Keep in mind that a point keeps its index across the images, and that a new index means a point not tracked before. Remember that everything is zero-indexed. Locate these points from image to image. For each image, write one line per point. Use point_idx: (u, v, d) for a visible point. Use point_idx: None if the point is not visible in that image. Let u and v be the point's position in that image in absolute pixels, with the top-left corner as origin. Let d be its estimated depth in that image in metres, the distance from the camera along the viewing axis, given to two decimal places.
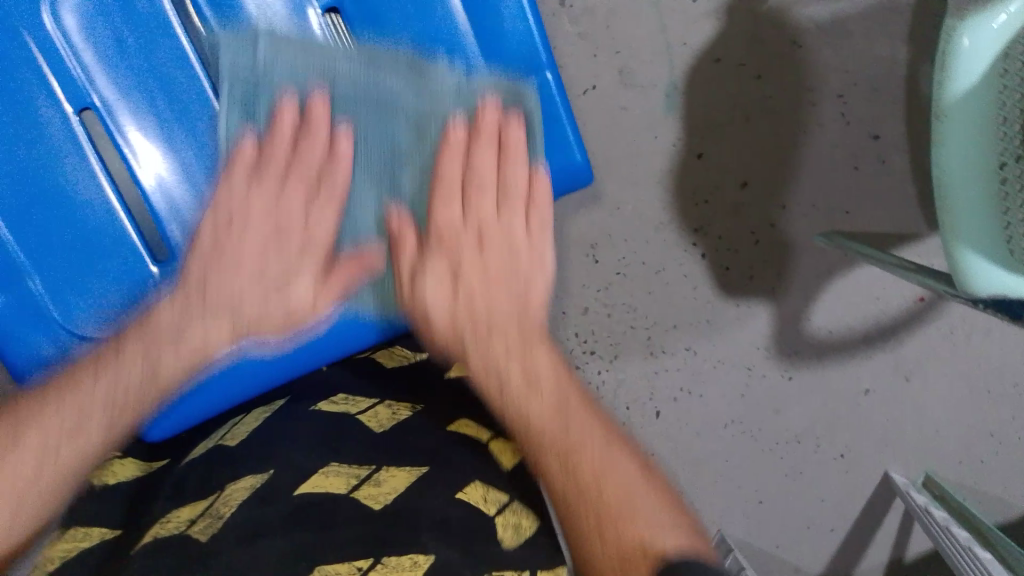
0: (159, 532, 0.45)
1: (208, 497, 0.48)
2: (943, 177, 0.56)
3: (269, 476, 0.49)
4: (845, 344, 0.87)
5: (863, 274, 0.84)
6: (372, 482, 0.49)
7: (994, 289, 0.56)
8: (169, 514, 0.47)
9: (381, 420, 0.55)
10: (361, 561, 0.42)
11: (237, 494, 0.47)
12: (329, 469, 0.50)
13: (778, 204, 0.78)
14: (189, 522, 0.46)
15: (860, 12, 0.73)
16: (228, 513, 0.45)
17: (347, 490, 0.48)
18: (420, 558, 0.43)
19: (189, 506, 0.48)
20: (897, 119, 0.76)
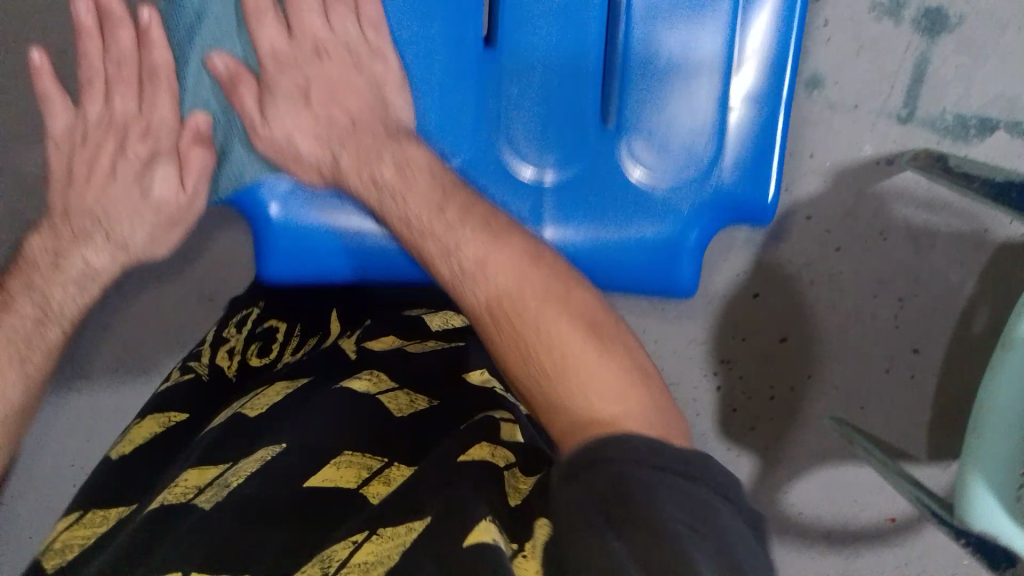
0: (169, 499, 0.52)
1: (220, 466, 0.54)
2: (986, 405, 0.57)
3: (280, 448, 0.54)
4: (807, 533, 0.87)
5: (854, 470, 0.83)
6: (380, 478, 0.51)
7: (985, 526, 0.58)
8: (179, 477, 0.54)
9: (401, 408, 0.58)
10: (356, 535, 0.45)
11: (247, 467, 0.53)
12: (343, 458, 0.53)
13: (805, 373, 0.80)
14: (198, 490, 0.52)
15: (948, 232, 0.75)
16: (234, 484, 0.51)
17: (356, 484, 0.51)
18: (416, 523, 0.44)
19: (199, 471, 0.54)
20: (939, 343, 0.78)
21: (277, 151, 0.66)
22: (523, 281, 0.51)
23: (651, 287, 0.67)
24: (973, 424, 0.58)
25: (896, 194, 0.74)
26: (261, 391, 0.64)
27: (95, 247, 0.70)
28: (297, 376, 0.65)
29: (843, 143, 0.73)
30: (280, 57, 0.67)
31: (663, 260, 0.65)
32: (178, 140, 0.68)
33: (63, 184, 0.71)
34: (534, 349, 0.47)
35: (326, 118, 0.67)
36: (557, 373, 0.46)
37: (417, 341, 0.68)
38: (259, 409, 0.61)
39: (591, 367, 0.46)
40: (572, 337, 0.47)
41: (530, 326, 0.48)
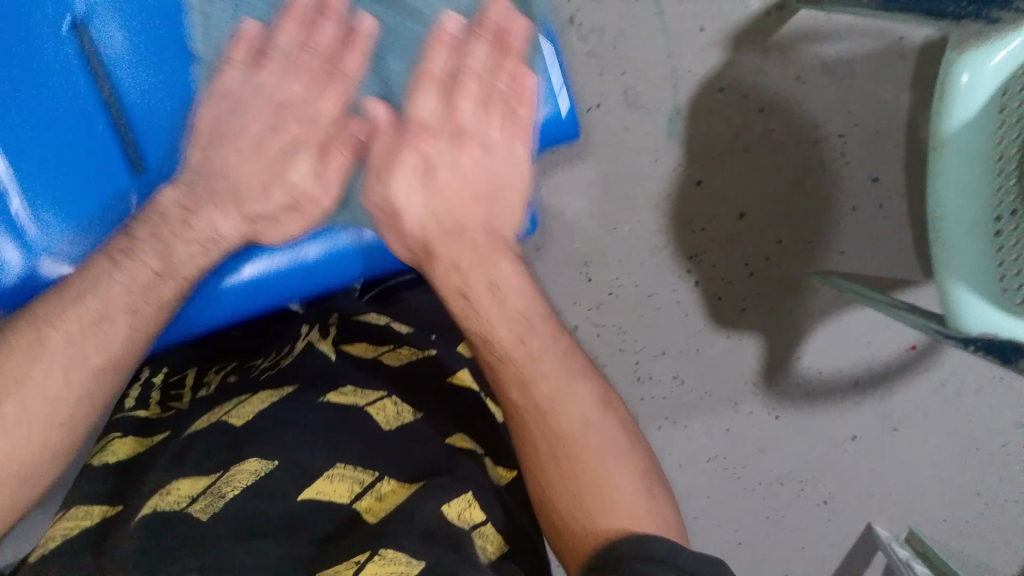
0: (157, 505, 0.45)
1: (212, 474, 0.48)
2: (939, 212, 0.56)
3: (274, 464, 0.48)
4: (835, 387, 0.87)
5: (857, 318, 0.83)
6: (372, 496, 0.48)
7: (981, 326, 0.57)
8: (168, 486, 0.47)
9: (388, 420, 0.55)
10: (357, 556, 0.42)
11: (242, 475, 0.47)
12: (335, 470, 0.49)
13: (773, 238, 0.79)
14: (190, 500, 0.46)
15: (865, 53, 0.73)
16: (231, 494, 0.46)
17: (350, 501, 0.48)
18: (414, 559, 0.43)
19: (190, 480, 0.48)
20: (895, 164, 0.78)
21: (382, 210, 0.48)
22: (566, 389, 0.47)
23: None
24: (936, 234, 0.57)
25: (801, 32, 0.72)
26: (246, 398, 0.56)
27: (225, 211, 0.47)
28: (279, 385, 0.58)
29: (732, 4, 0.70)
30: (431, 138, 0.48)
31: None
32: (489, 252, 0.50)
33: (208, 143, 0.47)
34: (577, 483, 0.45)
35: (444, 205, 0.49)
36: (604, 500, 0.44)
37: (389, 345, 0.64)
38: (247, 416, 0.54)
39: (632, 507, 0.44)
40: (619, 470, 0.45)
41: (572, 456, 0.46)
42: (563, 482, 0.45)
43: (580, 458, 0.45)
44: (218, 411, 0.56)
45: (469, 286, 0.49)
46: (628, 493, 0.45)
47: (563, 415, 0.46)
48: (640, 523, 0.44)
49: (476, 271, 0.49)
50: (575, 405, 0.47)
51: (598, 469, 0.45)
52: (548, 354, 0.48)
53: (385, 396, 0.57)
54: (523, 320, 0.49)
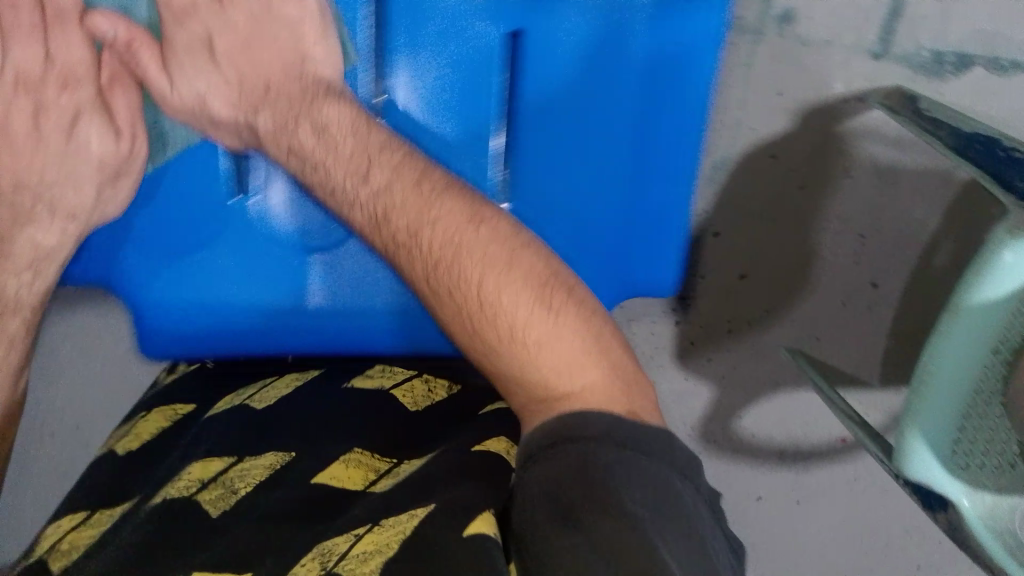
0: (174, 493, 0.61)
1: (226, 459, 0.63)
2: (930, 367, 0.58)
3: (290, 458, 0.63)
4: (760, 450, 0.91)
5: (804, 398, 0.86)
6: (387, 474, 0.59)
7: (922, 476, 0.61)
8: (183, 471, 0.62)
9: (383, 482, 0.58)
10: (359, 528, 0.52)
11: (255, 470, 0.61)
12: (352, 458, 0.61)
13: (763, 306, 0.80)
14: (200, 485, 0.61)
15: (915, 168, 0.73)
16: (241, 490, 0.60)
17: (362, 483, 0.59)
18: (420, 509, 0.51)
19: (204, 465, 0.63)
20: (899, 276, 0.78)
21: (185, 110, 0.64)
22: (490, 258, 0.56)
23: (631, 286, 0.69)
24: (916, 383, 0.59)
25: (870, 131, 0.72)
26: (273, 382, 0.72)
27: (44, 226, 0.63)
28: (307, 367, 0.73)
29: (815, 79, 0.70)
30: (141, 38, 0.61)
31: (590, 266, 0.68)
32: (308, 98, 0.62)
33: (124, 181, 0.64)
34: (499, 330, 0.54)
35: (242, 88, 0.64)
36: (532, 354, 0.54)
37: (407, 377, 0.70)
38: (269, 400, 0.69)
39: (567, 361, 0.54)
40: (560, 324, 0.54)
41: (496, 310, 0.54)
42: (485, 321, 0.55)
43: (530, 348, 0.54)
44: (241, 394, 0.71)
45: (296, 143, 0.63)
46: (560, 360, 0.54)
47: (502, 304, 0.54)
48: (578, 380, 0.53)
49: (300, 131, 0.62)
50: (475, 265, 0.55)
51: (521, 330, 0.54)
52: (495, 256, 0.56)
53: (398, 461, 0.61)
54: (362, 159, 0.60)
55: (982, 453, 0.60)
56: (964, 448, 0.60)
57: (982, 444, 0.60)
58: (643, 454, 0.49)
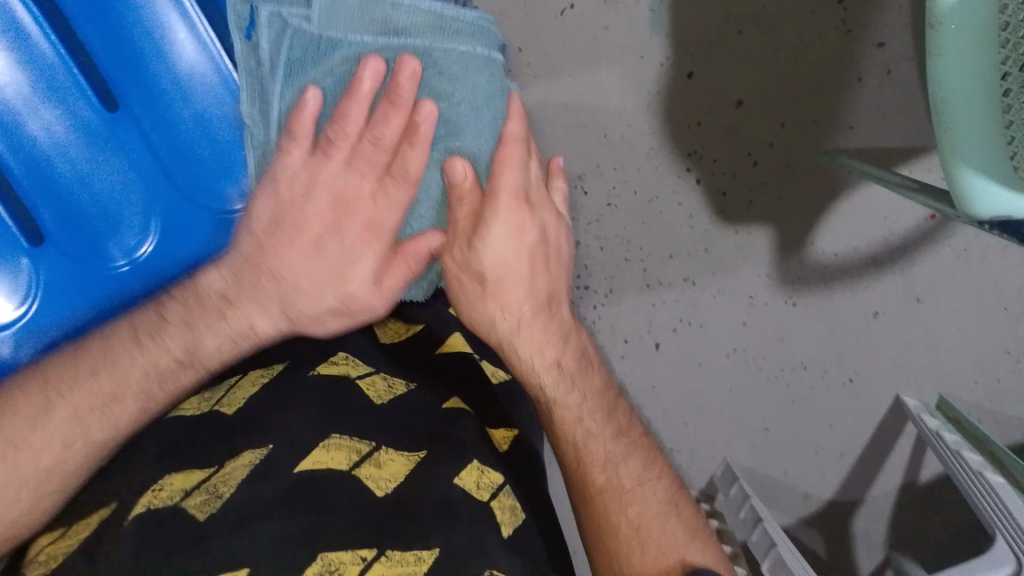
0: (151, 503, 0.45)
1: (206, 470, 0.47)
2: (942, 93, 0.52)
3: (269, 451, 0.47)
4: (854, 266, 0.84)
5: (871, 194, 0.80)
6: (370, 464, 0.49)
7: (995, 211, 0.53)
8: (161, 481, 0.46)
9: (380, 484, 0.48)
10: (364, 551, 0.44)
11: (235, 473, 0.46)
12: (330, 441, 0.49)
13: (776, 122, 0.74)
14: (183, 494, 0.45)
15: None
16: (227, 494, 0.45)
17: (347, 467, 0.48)
18: (424, 553, 0.45)
19: (183, 475, 0.47)
20: (901, 24, 0.71)
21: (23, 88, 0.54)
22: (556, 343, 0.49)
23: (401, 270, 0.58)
24: (937, 117, 0.53)
25: None
26: (238, 382, 0.55)
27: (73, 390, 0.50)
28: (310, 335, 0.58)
29: None
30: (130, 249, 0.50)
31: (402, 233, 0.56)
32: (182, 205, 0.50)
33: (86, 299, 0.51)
34: None
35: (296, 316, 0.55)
36: None
37: (372, 369, 0.56)
38: (238, 404, 0.51)
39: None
40: None
41: None
42: None
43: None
44: (207, 395, 0.55)
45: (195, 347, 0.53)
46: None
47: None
48: None
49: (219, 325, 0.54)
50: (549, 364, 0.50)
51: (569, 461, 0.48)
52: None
53: (375, 371, 0.56)
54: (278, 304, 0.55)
55: None
56: None
57: None
58: None
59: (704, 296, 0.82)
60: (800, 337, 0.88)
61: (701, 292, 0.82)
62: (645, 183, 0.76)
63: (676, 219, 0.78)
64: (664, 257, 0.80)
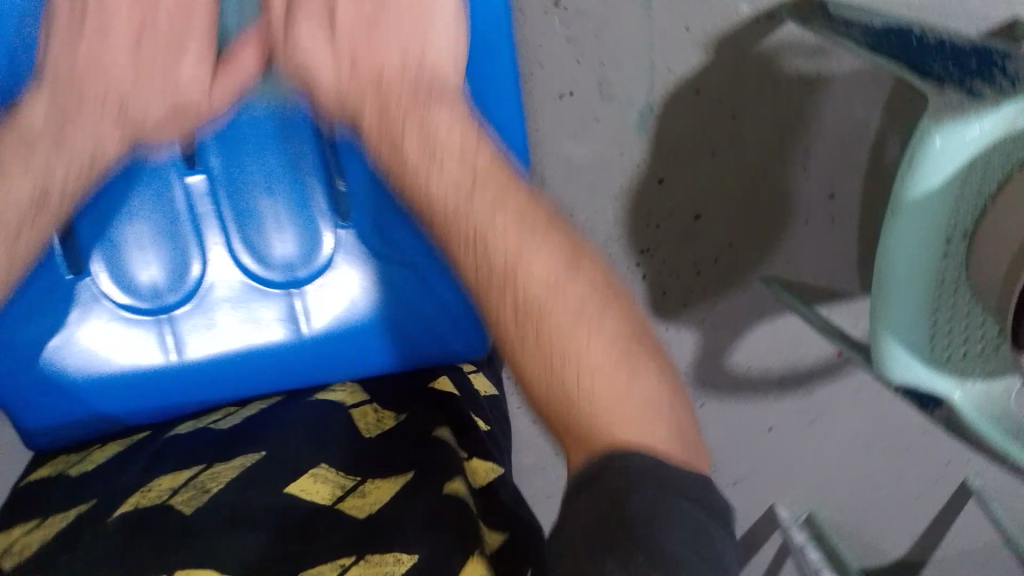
0: (139, 502, 0.48)
1: (194, 468, 0.51)
2: (886, 270, 0.56)
3: (259, 455, 0.51)
4: (761, 381, 0.89)
5: (784, 321, 0.85)
6: (356, 494, 0.48)
7: (906, 377, 0.59)
8: (150, 483, 0.50)
9: (363, 507, 0.47)
10: (344, 559, 0.42)
11: (226, 471, 0.50)
12: (317, 473, 0.49)
13: (725, 241, 0.79)
14: (172, 493, 0.48)
15: (843, 73, 0.73)
16: (214, 489, 0.48)
17: (331, 501, 0.47)
18: (404, 555, 0.42)
19: (172, 475, 0.50)
20: (853, 181, 0.78)
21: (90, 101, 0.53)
22: (580, 319, 0.44)
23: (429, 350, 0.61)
24: (877, 290, 0.57)
25: (786, 44, 0.71)
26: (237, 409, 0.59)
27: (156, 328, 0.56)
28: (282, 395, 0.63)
29: (717, 7, 0.69)
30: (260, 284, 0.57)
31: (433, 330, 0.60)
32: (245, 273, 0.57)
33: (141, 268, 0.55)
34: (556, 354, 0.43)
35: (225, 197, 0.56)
36: (588, 408, 0.42)
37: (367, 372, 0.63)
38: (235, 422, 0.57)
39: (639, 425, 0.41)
40: (595, 343, 0.43)
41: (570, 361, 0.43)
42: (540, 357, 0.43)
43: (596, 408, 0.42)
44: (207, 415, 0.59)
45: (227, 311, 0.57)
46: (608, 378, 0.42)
47: (530, 277, 0.45)
48: (641, 441, 0.40)
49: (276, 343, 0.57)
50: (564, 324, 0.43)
51: (583, 320, 0.44)
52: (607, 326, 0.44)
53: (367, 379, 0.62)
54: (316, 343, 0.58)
55: (960, 344, 0.59)
56: (942, 342, 0.59)
57: (959, 334, 0.59)
58: (684, 500, 0.37)
59: None
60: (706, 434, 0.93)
61: None
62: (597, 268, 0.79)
63: None
64: None
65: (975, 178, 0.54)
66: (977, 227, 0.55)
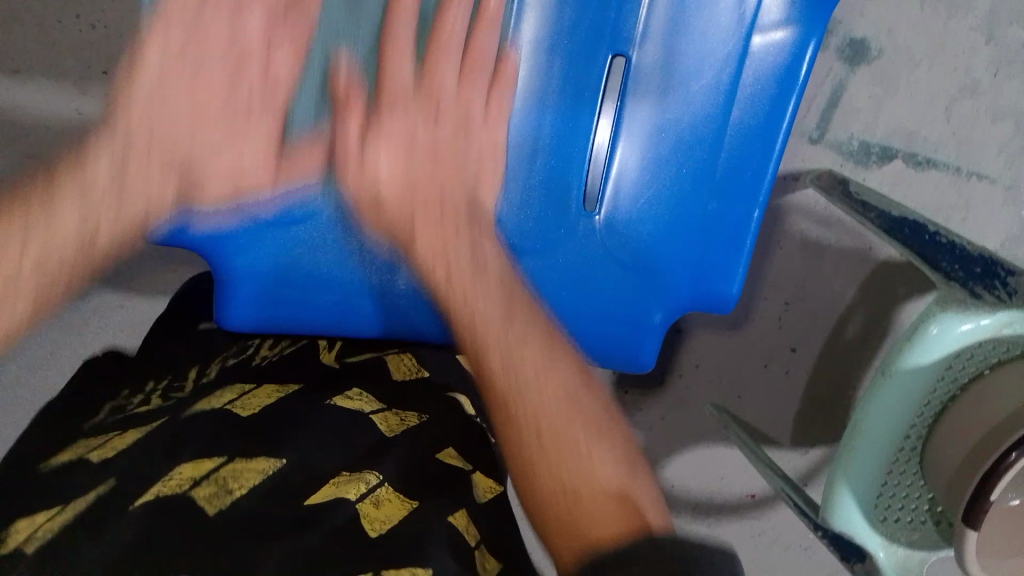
0: (161, 491, 0.44)
1: (216, 460, 0.47)
2: (861, 424, 0.63)
3: (281, 464, 0.48)
4: (678, 501, 0.94)
5: (724, 451, 0.91)
6: (371, 500, 0.47)
7: (845, 529, 0.65)
8: (172, 469, 0.46)
9: (376, 523, 0.45)
10: (367, 574, 0.41)
11: (248, 474, 0.47)
12: (339, 478, 0.49)
13: (693, 361, 0.86)
14: (192, 484, 0.45)
15: (838, 246, 0.81)
16: (239, 493, 0.45)
17: (355, 498, 0.47)
18: (419, 570, 0.42)
19: (192, 464, 0.47)
20: (816, 343, 0.84)
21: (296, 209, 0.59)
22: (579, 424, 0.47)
23: (610, 359, 0.64)
24: (847, 440, 0.63)
25: (800, 206, 0.79)
26: (252, 390, 0.58)
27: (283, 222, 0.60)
28: (286, 382, 0.60)
29: None
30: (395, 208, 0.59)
31: (630, 339, 0.63)
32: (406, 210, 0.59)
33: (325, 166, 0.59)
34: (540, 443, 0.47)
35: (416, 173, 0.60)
36: (555, 456, 0.46)
37: (383, 407, 0.58)
38: (252, 409, 0.55)
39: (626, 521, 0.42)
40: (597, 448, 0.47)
41: (535, 449, 0.47)
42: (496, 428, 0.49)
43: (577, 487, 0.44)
44: (237, 389, 0.58)
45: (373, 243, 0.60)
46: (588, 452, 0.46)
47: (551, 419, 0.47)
48: (591, 479, 0.45)
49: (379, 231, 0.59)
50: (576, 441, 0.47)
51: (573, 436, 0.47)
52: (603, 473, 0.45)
53: (387, 409, 0.58)
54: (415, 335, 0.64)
55: (898, 509, 0.65)
56: (883, 503, 0.65)
57: (898, 499, 0.65)
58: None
59: None
60: None
61: None
62: None
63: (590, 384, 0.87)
64: None
65: (956, 367, 0.61)
66: (946, 407, 0.62)
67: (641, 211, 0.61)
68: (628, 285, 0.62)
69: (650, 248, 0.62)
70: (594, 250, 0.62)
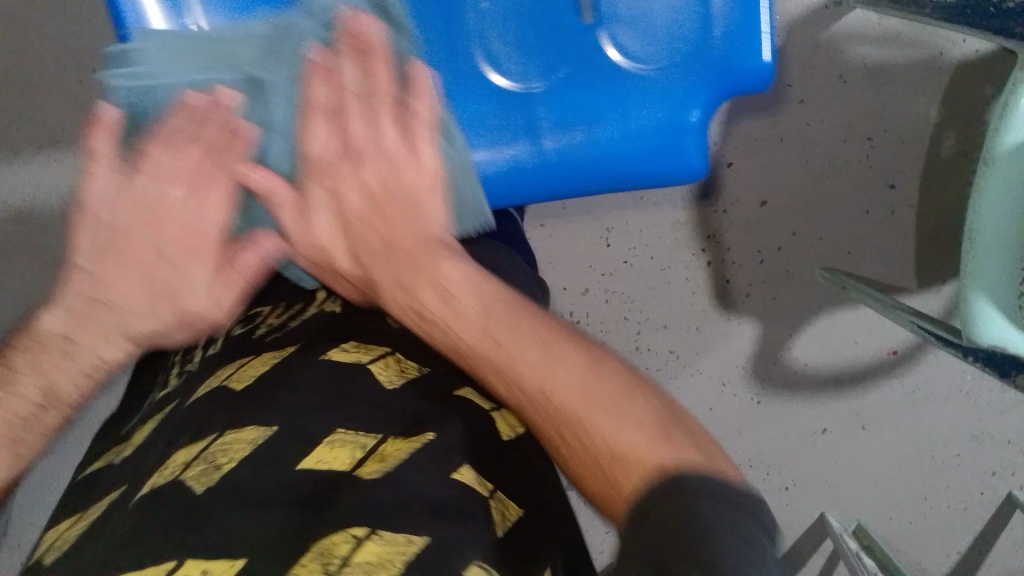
0: (154, 483, 0.43)
1: (207, 439, 0.44)
2: (977, 224, 0.58)
3: (274, 431, 0.44)
4: (817, 379, 0.90)
5: (851, 312, 0.86)
6: (376, 457, 0.42)
7: (994, 340, 0.59)
8: (166, 460, 0.44)
9: (377, 469, 0.41)
10: (355, 529, 0.37)
11: (236, 445, 0.43)
12: (336, 436, 0.44)
13: (788, 229, 0.80)
14: (184, 467, 0.43)
15: (906, 63, 0.75)
16: (227, 466, 0.42)
17: (351, 466, 0.42)
18: (415, 537, 0.37)
19: (185, 450, 0.44)
20: (913, 174, 0.79)
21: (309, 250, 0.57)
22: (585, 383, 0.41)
23: (664, 178, 0.60)
24: (967, 243, 0.59)
25: (850, 33, 0.74)
26: (248, 360, 0.52)
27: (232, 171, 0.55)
28: (283, 345, 0.53)
29: None
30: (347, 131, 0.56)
31: (672, 146, 0.58)
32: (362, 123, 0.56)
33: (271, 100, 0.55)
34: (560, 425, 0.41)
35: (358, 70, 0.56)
36: (590, 438, 0.40)
37: (383, 350, 0.52)
38: (248, 379, 0.49)
39: (623, 433, 0.39)
40: (628, 411, 0.40)
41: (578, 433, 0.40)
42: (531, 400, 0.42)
43: (567, 406, 0.41)
44: (226, 369, 0.52)
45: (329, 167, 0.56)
46: (604, 403, 0.40)
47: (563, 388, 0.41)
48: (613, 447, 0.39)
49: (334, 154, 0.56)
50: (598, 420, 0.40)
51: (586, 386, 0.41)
52: (641, 416, 0.40)
53: (387, 353, 0.52)
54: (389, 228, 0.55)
55: None
56: None
57: None
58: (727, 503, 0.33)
59: (683, 355, 0.86)
60: (764, 437, 0.93)
61: (678, 352, 0.86)
62: (665, 251, 0.81)
63: (691, 281, 0.83)
64: (666, 315, 0.84)
65: None
66: None
67: (638, 16, 0.57)
68: (654, 96, 0.57)
69: (658, 44, 0.57)
70: (598, 71, 0.57)
